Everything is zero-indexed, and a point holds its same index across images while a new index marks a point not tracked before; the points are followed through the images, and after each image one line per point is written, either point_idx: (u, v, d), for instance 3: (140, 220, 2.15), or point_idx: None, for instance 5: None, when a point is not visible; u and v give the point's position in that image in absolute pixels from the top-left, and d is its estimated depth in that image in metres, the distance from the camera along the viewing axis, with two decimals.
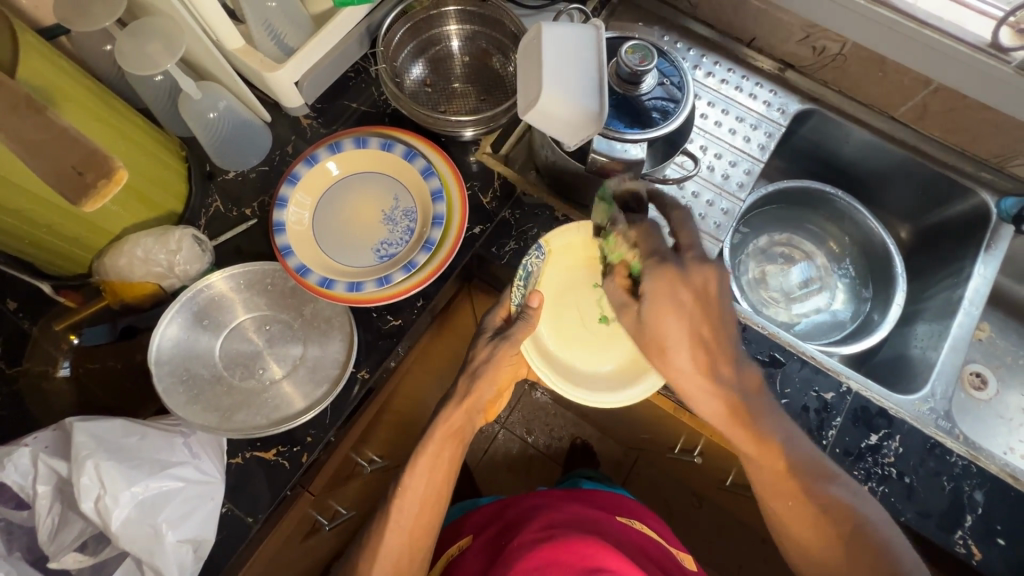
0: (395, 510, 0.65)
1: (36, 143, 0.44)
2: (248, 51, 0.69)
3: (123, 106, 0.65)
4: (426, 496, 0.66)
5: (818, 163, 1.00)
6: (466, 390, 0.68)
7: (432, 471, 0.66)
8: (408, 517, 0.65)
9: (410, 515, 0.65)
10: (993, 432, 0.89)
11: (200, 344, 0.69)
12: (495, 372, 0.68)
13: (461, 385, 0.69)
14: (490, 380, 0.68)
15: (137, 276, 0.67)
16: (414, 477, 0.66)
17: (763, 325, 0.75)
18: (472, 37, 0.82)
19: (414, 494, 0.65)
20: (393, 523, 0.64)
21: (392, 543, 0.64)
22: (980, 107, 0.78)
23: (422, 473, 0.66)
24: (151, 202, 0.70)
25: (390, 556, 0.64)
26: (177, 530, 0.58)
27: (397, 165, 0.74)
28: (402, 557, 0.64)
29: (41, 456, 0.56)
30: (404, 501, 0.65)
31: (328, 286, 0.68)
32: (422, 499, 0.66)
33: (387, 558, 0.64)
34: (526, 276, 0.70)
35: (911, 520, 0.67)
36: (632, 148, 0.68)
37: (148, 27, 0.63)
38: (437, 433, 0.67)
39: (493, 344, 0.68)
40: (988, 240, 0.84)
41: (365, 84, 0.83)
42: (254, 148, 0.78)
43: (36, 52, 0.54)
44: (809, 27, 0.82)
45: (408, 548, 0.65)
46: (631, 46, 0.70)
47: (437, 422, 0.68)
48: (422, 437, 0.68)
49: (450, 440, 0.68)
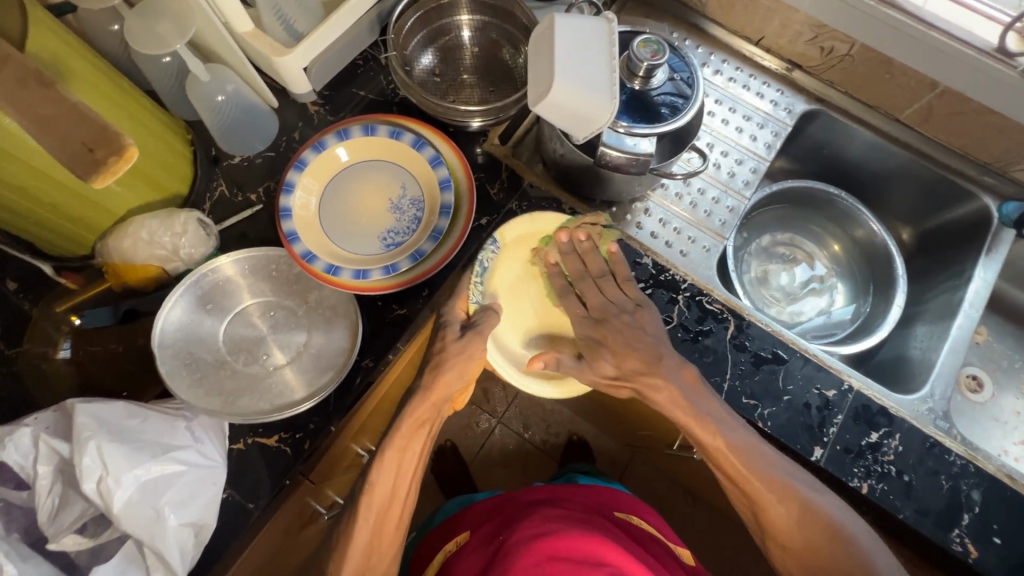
0: (363, 505, 0.62)
1: (44, 118, 0.44)
2: (257, 35, 0.68)
3: (130, 87, 0.64)
4: (394, 488, 0.64)
5: (823, 164, 1.00)
6: (431, 384, 0.68)
7: (401, 461, 0.65)
8: (373, 514, 0.62)
9: (379, 509, 0.63)
10: (988, 435, 0.90)
11: (203, 328, 0.68)
12: (465, 364, 0.68)
13: (427, 379, 0.69)
14: (459, 372, 0.68)
15: (140, 258, 0.66)
16: (383, 470, 0.64)
17: (765, 322, 0.75)
18: (484, 28, 0.82)
19: (382, 491, 0.63)
20: (362, 516, 0.62)
21: (364, 538, 0.62)
22: (986, 111, 0.78)
23: (392, 465, 0.64)
24: (156, 184, 0.69)
25: (360, 551, 0.61)
26: (180, 513, 0.58)
27: (405, 153, 0.74)
28: (371, 552, 0.62)
29: (43, 437, 0.56)
30: (370, 494, 0.63)
31: (333, 273, 0.68)
32: (394, 492, 0.64)
33: (356, 552, 0.61)
34: (484, 271, 0.74)
35: (909, 517, 0.67)
36: (642, 143, 0.68)
37: (156, 7, 0.62)
38: (405, 426, 0.67)
39: (463, 339, 0.68)
40: (988, 244, 0.85)
41: (374, 73, 0.82)
42: (260, 132, 0.78)
43: (45, 28, 0.53)
44: (817, 28, 0.82)
45: (376, 543, 0.62)
46: (643, 40, 0.70)
47: (404, 414, 0.67)
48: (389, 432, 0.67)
49: (418, 431, 0.67)
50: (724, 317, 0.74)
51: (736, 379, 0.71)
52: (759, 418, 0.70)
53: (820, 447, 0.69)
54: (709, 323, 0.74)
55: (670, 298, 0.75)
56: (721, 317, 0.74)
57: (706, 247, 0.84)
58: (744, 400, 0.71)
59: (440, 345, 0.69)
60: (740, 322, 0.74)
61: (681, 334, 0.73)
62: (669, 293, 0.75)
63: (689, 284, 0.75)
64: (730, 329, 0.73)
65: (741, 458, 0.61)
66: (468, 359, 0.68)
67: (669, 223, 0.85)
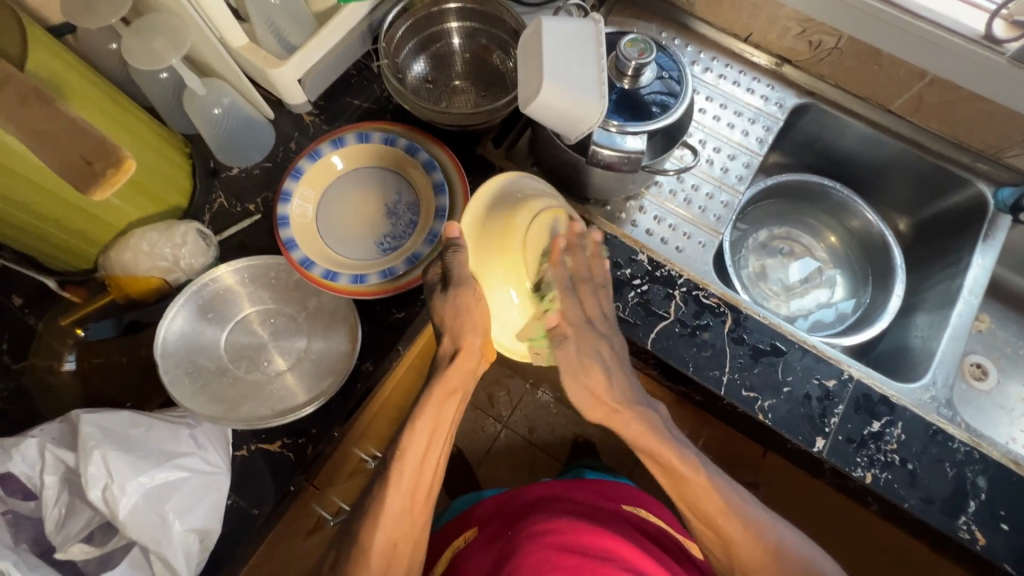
0: (394, 474, 0.62)
1: (44, 133, 0.45)
2: (251, 48, 0.69)
3: (129, 103, 0.66)
4: (422, 451, 0.64)
5: (816, 157, 1.00)
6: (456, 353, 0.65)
7: (434, 427, 0.65)
8: (407, 482, 0.63)
9: (410, 478, 0.63)
10: (996, 422, 0.89)
11: (205, 336, 0.69)
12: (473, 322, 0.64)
13: (448, 348, 0.66)
14: (474, 333, 0.64)
15: (142, 270, 0.67)
16: (413, 436, 0.64)
17: (763, 315, 0.75)
18: (473, 35, 0.83)
19: (411, 457, 0.63)
20: (395, 487, 0.62)
21: (397, 510, 0.62)
22: (976, 98, 0.78)
23: (425, 427, 0.64)
24: (155, 197, 0.70)
25: (395, 518, 0.62)
26: (185, 519, 0.58)
27: (399, 159, 0.75)
28: (402, 521, 0.62)
29: (48, 447, 0.57)
30: (404, 462, 0.63)
31: (332, 278, 0.69)
32: (424, 461, 0.64)
33: (386, 526, 0.61)
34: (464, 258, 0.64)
35: (914, 505, 0.67)
36: (632, 140, 0.68)
37: (153, 24, 0.63)
38: (436, 393, 0.65)
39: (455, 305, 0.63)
40: (985, 231, 0.85)
41: (367, 81, 0.84)
42: (258, 144, 0.79)
43: (44, 47, 0.54)
44: (805, 22, 0.83)
45: (410, 508, 0.63)
46: (630, 40, 0.71)
47: (436, 381, 0.65)
48: (421, 395, 0.65)
49: (442, 411, 0.65)
50: (722, 312, 0.74)
51: (735, 371, 0.71)
52: (760, 411, 0.70)
53: (821, 439, 0.69)
54: (706, 318, 0.74)
55: (666, 293, 0.75)
56: (718, 311, 0.74)
57: (701, 242, 0.85)
58: (743, 392, 0.71)
59: (440, 318, 0.65)
60: (737, 316, 0.74)
61: (679, 329, 0.73)
62: (666, 289, 0.75)
63: (685, 279, 0.75)
64: (727, 322, 0.73)
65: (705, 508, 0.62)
66: (470, 319, 0.63)
67: (665, 219, 0.86)
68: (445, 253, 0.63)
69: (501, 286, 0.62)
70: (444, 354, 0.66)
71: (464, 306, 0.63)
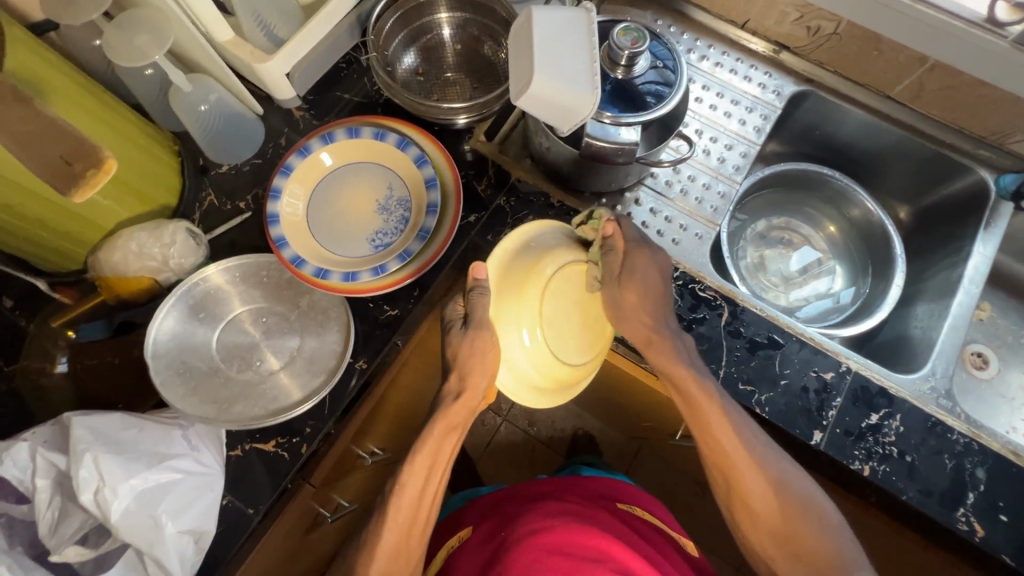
0: (391, 508, 0.62)
1: (21, 135, 0.44)
2: (237, 43, 0.68)
3: (114, 101, 0.65)
4: (420, 488, 0.64)
5: (815, 145, 0.99)
6: (460, 388, 0.66)
7: (436, 457, 0.65)
8: (405, 514, 0.63)
9: (408, 513, 0.63)
10: (996, 412, 0.88)
11: (197, 337, 0.69)
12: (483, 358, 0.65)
13: (452, 383, 0.67)
14: (483, 372, 0.65)
15: (132, 270, 0.67)
16: (412, 472, 0.64)
17: (762, 308, 0.74)
18: (463, 25, 0.82)
19: (411, 492, 0.63)
20: (391, 524, 0.62)
21: (392, 545, 0.62)
22: (977, 84, 0.77)
23: (422, 469, 0.64)
24: (143, 195, 0.69)
25: (388, 554, 0.62)
26: (178, 521, 0.59)
27: (390, 155, 0.74)
28: (398, 556, 0.62)
29: (40, 451, 0.56)
30: (399, 498, 0.63)
31: (323, 276, 0.68)
32: (421, 498, 0.64)
33: (383, 559, 0.61)
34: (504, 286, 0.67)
35: (912, 498, 0.66)
36: (626, 132, 0.67)
37: (135, 19, 0.61)
38: (437, 427, 0.65)
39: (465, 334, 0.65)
40: (986, 219, 0.84)
41: (357, 75, 0.82)
42: (247, 141, 0.78)
43: (23, 45, 0.53)
44: (803, 7, 0.81)
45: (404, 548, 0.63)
46: (622, 28, 0.69)
47: (436, 417, 0.66)
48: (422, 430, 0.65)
49: (445, 442, 0.66)
50: (718, 305, 0.73)
51: (731, 365, 0.71)
52: (757, 404, 0.70)
53: (819, 432, 0.69)
54: (702, 311, 0.73)
55: None
56: (714, 304, 0.73)
57: (698, 234, 0.84)
58: (740, 386, 0.70)
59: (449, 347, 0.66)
60: (733, 308, 0.73)
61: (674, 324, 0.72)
62: None
63: (681, 272, 0.74)
64: (724, 315, 0.72)
65: (744, 480, 0.63)
66: (483, 356, 0.65)
67: (661, 212, 0.84)
68: (471, 293, 0.65)
69: (514, 331, 0.66)
70: (449, 390, 0.67)
71: (477, 339, 0.65)
